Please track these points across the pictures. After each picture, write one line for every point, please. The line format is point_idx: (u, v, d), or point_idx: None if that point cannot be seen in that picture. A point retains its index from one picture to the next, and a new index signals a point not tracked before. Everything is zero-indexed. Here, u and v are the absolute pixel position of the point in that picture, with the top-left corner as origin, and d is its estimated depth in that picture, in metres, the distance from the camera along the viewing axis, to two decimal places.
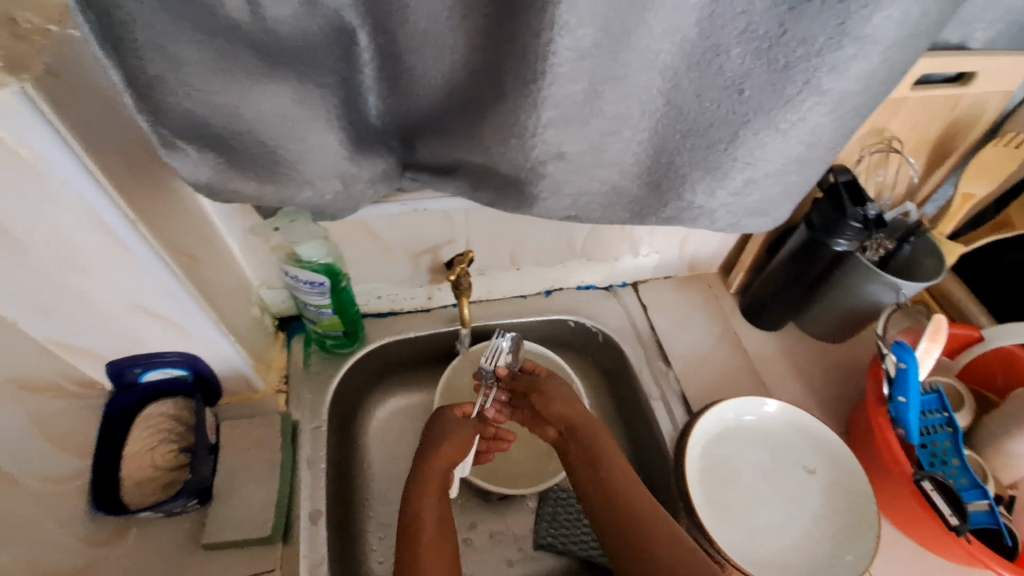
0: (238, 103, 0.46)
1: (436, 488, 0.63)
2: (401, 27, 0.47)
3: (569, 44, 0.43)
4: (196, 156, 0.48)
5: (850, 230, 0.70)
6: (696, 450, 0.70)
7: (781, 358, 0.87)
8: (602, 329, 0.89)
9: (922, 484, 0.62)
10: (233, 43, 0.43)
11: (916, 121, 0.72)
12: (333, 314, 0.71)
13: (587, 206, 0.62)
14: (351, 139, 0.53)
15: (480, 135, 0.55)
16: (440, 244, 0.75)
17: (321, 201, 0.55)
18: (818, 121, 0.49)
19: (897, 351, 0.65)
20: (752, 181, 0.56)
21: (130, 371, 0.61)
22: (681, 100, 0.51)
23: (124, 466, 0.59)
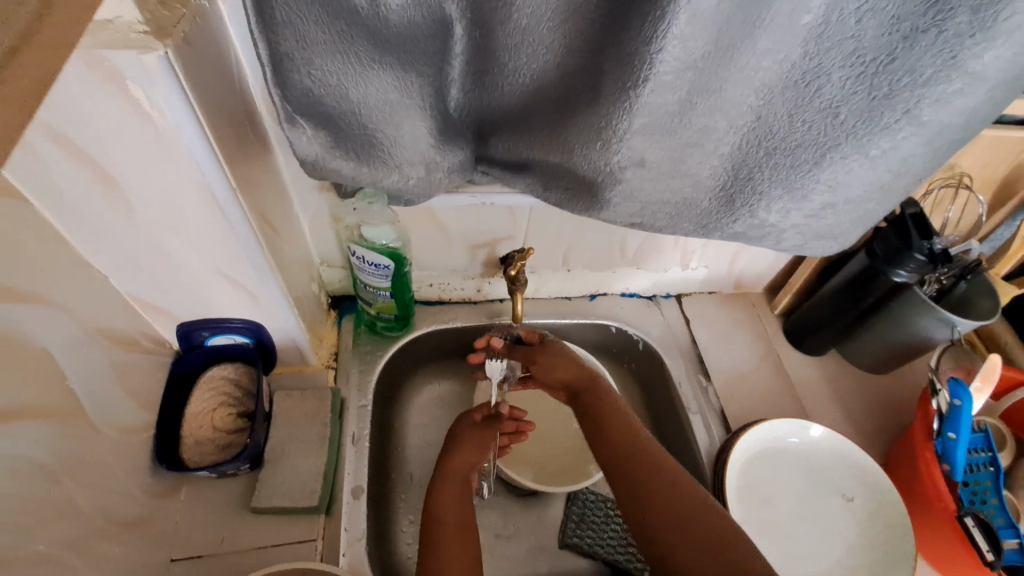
0: (346, 84, 0.47)
1: (455, 481, 0.66)
2: (502, 23, 0.48)
3: (675, 54, 0.44)
4: (307, 131, 0.51)
5: (912, 262, 0.70)
6: (735, 466, 0.71)
7: (822, 384, 0.87)
8: (644, 338, 0.90)
9: (964, 519, 0.61)
10: (352, 26, 0.44)
11: (987, 159, 0.72)
12: (390, 297, 0.73)
13: (655, 214, 0.63)
14: (439, 129, 0.55)
15: (563, 135, 0.56)
16: (499, 239, 0.76)
17: (404, 185, 0.56)
18: (910, 150, 0.50)
19: (952, 388, 0.64)
20: (829, 205, 0.56)
21: (199, 333, 0.62)
22: (771, 120, 0.51)
23: (186, 424, 0.61)
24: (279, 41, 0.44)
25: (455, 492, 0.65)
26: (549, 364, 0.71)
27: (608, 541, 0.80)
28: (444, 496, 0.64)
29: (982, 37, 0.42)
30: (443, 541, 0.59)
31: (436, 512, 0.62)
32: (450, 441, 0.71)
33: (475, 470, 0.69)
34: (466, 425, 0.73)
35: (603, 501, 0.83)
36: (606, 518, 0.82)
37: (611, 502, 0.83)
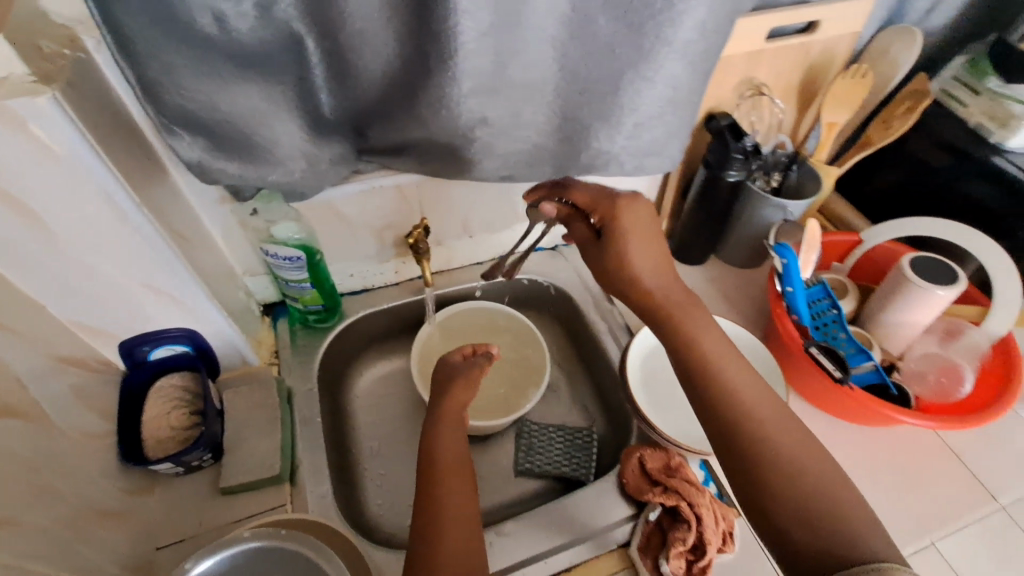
0: (217, 99, 0.57)
1: (451, 414, 0.70)
2: (342, 29, 0.59)
3: (470, 24, 0.56)
4: (189, 139, 0.59)
5: (736, 161, 0.84)
6: (636, 362, 0.84)
7: (706, 286, 1.01)
8: (552, 283, 1.02)
9: (810, 350, 0.77)
10: (210, 52, 0.54)
11: (779, 69, 0.87)
12: (312, 288, 0.82)
13: (516, 164, 0.75)
14: (310, 126, 0.66)
15: (416, 111, 0.67)
16: (400, 219, 0.86)
17: (291, 179, 0.67)
18: (676, 68, 0.64)
19: (780, 251, 0.77)
20: (639, 124, 0.70)
21: (140, 349, 0.69)
22: (571, 64, 0.64)
23: (144, 429, 0.69)
24: (151, 73, 0.53)
25: (453, 441, 0.67)
26: (625, 228, 0.68)
27: (556, 460, 0.89)
28: (441, 443, 0.66)
29: None
30: (438, 473, 0.62)
31: (428, 459, 0.65)
32: (442, 389, 0.74)
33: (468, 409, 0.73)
34: (464, 372, 0.75)
35: (545, 429, 0.93)
36: (550, 444, 0.92)
37: (552, 428, 0.94)
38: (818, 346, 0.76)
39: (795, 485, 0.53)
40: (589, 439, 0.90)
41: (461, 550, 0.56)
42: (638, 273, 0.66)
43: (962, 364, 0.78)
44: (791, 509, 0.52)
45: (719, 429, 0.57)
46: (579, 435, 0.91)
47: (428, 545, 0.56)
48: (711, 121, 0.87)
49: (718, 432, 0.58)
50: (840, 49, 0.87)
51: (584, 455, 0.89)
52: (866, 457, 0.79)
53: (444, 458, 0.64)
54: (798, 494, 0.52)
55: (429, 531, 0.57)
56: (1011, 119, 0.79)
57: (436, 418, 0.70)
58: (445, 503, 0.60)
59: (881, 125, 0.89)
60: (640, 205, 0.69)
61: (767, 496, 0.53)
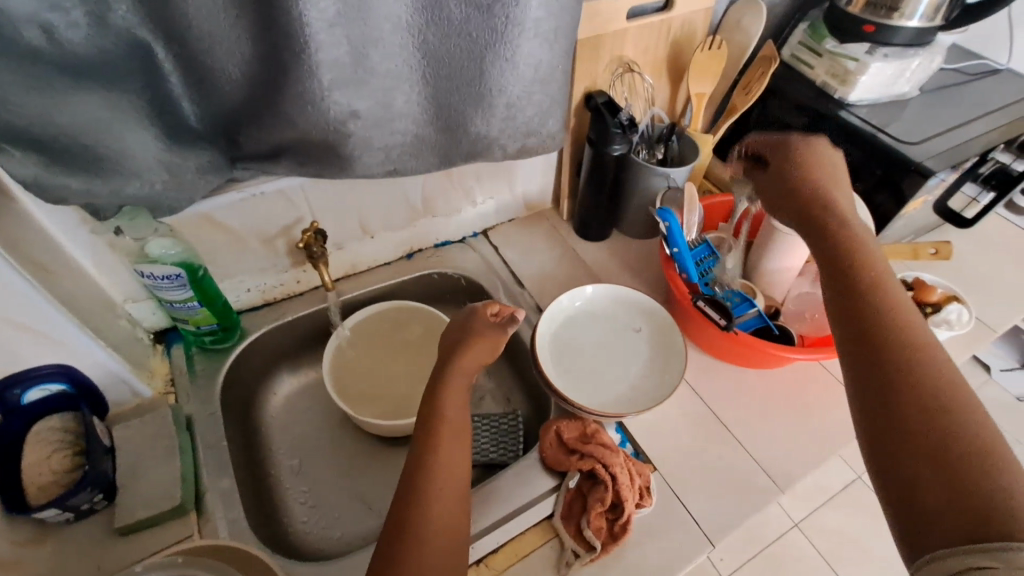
0: (51, 112, 0.53)
1: (460, 381, 0.64)
2: (188, 30, 0.57)
3: (316, 15, 0.56)
4: (20, 156, 0.54)
5: (616, 136, 0.88)
6: (546, 338, 0.85)
7: (611, 260, 1.05)
8: (463, 274, 1.03)
9: (698, 303, 0.82)
10: (36, 63, 0.51)
11: (645, 46, 0.92)
12: (201, 307, 0.78)
13: (399, 156, 0.75)
14: (166, 135, 0.63)
15: (281, 110, 0.65)
16: (291, 225, 0.84)
17: (151, 191, 0.63)
18: (533, 46, 0.66)
19: (662, 215, 0.81)
20: (510, 105, 0.72)
21: (8, 393, 0.62)
22: (433, 51, 0.65)
23: (22, 478, 0.63)
24: None
25: (458, 405, 0.62)
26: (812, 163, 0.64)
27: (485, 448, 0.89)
28: (450, 398, 0.62)
29: None
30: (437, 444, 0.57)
31: (438, 412, 0.60)
32: (455, 346, 0.67)
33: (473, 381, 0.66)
34: (475, 331, 0.68)
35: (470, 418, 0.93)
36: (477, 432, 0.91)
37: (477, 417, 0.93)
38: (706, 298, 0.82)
39: (921, 393, 0.43)
40: (515, 423, 0.91)
41: (444, 504, 0.53)
42: (796, 209, 0.61)
43: None
44: (919, 466, 0.40)
45: (859, 355, 0.47)
46: (504, 419, 0.92)
47: (415, 507, 0.52)
48: (590, 100, 0.90)
49: (852, 353, 0.48)
50: (698, 23, 0.93)
51: (511, 437, 0.90)
52: (768, 395, 0.84)
53: (451, 417, 0.60)
54: (919, 441, 0.41)
55: (412, 499, 0.53)
56: (848, 75, 0.89)
57: (443, 380, 0.64)
58: (444, 464, 0.56)
59: (743, 93, 0.95)
60: (825, 150, 0.67)
61: (899, 434, 0.42)
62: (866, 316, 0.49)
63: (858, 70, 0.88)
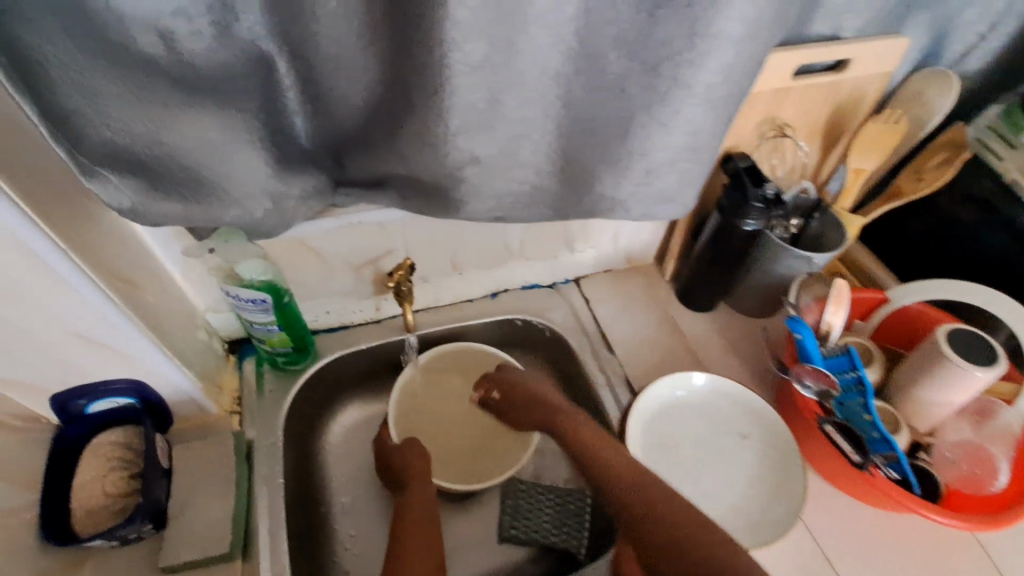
0: (159, 131, 0.48)
1: (418, 491, 0.72)
2: (314, 53, 0.51)
3: (460, 58, 0.48)
4: (118, 182, 0.51)
5: (754, 210, 0.75)
6: (638, 426, 0.75)
7: (716, 335, 0.93)
8: (548, 325, 0.93)
9: (825, 427, 0.69)
10: (151, 76, 0.46)
11: (805, 108, 0.79)
12: (280, 331, 0.74)
13: (509, 205, 0.66)
14: (278, 158, 0.58)
15: (396, 146, 0.59)
16: (380, 255, 0.78)
17: (250, 219, 0.58)
18: (696, 113, 0.55)
19: (791, 325, 0.71)
20: (651, 171, 0.61)
21: (75, 403, 0.61)
22: (576, 103, 0.56)
23: (74, 496, 0.61)
24: (66, 100, 0.44)
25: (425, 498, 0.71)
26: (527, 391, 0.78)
27: (545, 527, 0.81)
28: (414, 505, 0.70)
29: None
30: (410, 537, 0.65)
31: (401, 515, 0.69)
32: (403, 454, 0.76)
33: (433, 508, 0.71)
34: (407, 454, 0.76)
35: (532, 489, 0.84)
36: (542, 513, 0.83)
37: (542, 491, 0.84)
38: (817, 393, 0.70)
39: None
40: (582, 505, 0.82)
41: (423, 574, 0.61)
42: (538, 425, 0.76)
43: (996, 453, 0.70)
44: None
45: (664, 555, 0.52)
46: (570, 497, 0.83)
47: None
48: (728, 163, 0.79)
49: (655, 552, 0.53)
50: (871, 90, 0.79)
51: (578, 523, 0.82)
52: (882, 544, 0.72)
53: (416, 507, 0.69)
54: None
55: None
56: None
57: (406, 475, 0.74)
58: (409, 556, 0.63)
59: (912, 177, 0.82)
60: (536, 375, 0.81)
61: None
62: (645, 538, 0.55)
63: None
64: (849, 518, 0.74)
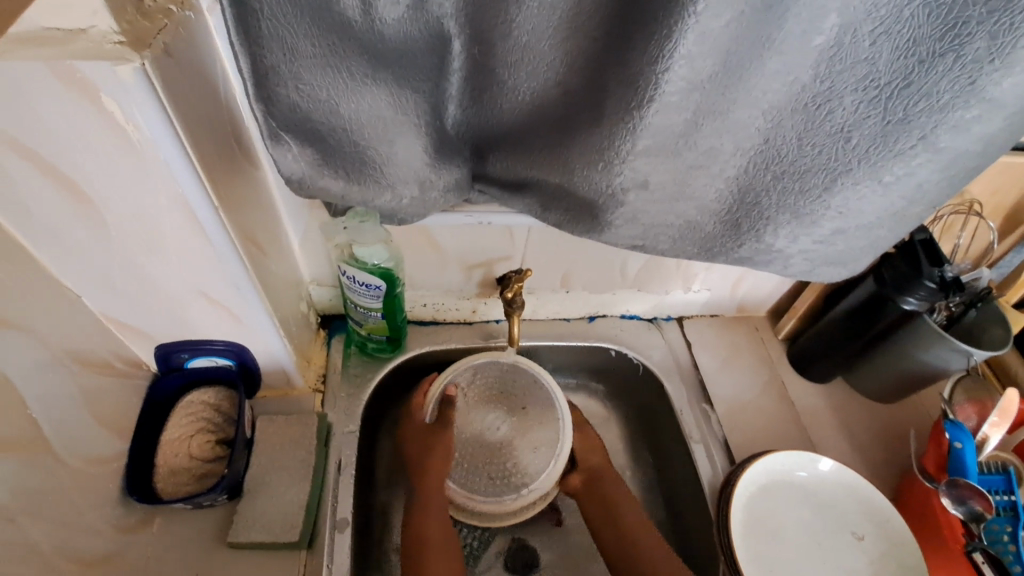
0: (338, 101, 0.45)
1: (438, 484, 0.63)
2: (504, 41, 0.46)
3: (682, 73, 0.42)
4: (294, 149, 0.48)
5: (923, 289, 0.67)
6: (741, 500, 0.68)
7: (828, 412, 0.84)
8: (644, 362, 0.86)
9: (973, 555, 0.58)
10: (345, 41, 0.42)
11: (997, 186, 0.70)
12: (381, 318, 0.70)
13: (657, 237, 0.60)
14: (434, 145, 0.53)
15: (563, 155, 0.53)
16: (495, 259, 0.74)
17: (396, 205, 0.54)
18: (924, 177, 0.47)
19: (951, 430, 0.64)
20: (839, 231, 0.54)
21: (177, 355, 0.60)
22: (781, 141, 0.49)
23: (161, 452, 0.58)
24: (266, 56, 0.42)
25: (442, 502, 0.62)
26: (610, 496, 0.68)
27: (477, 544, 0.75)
28: (432, 522, 0.61)
29: (1005, 57, 0.40)
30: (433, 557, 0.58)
31: (421, 524, 0.61)
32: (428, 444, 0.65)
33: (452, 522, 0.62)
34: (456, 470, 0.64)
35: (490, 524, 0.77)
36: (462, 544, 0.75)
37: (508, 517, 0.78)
38: (966, 513, 0.61)
39: None
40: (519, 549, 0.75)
41: None
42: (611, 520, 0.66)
43: None
44: None
45: None
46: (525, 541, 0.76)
47: None
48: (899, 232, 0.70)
49: None
50: None
51: None
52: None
53: (435, 516, 0.61)
54: None
55: None
56: None
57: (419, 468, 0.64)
58: None
59: None
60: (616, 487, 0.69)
61: None
62: None
63: None
64: None
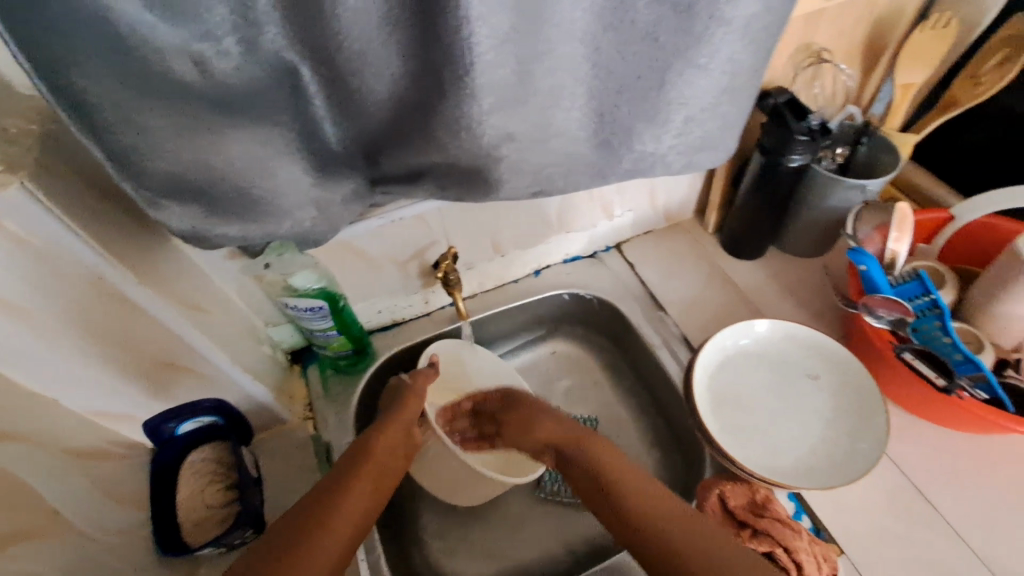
0: (207, 154, 0.50)
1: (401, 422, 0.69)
2: (338, 53, 0.50)
3: (487, 33, 0.47)
4: (180, 211, 0.53)
5: (800, 143, 0.72)
6: (704, 382, 0.74)
7: (769, 282, 0.91)
8: (595, 294, 0.92)
9: (903, 356, 0.67)
10: (191, 102, 0.47)
11: (840, 30, 0.74)
12: (339, 335, 0.76)
13: (549, 178, 0.65)
14: (316, 165, 0.58)
15: (431, 134, 0.58)
16: (423, 248, 0.79)
17: (300, 229, 0.60)
18: (731, 49, 0.54)
19: (854, 257, 0.68)
20: (690, 119, 0.60)
21: (166, 426, 0.64)
22: (606, 60, 0.54)
23: (180, 513, 0.64)
24: (123, 138, 0.46)
25: (397, 432, 0.67)
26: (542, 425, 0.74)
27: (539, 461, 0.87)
28: (379, 444, 0.64)
29: None
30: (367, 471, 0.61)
31: (365, 445, 0.64)
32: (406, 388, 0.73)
33: (400, 453, 0.66)
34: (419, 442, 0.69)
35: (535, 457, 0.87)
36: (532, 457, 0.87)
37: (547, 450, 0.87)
38: (890, 322, 0.68)
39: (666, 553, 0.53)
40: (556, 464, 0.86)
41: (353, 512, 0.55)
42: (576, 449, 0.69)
43: None
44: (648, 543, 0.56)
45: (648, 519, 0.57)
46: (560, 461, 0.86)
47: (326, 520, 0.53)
48: (766, 100, 0.75)
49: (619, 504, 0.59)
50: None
51: None
52: (967, 462, 0.71)
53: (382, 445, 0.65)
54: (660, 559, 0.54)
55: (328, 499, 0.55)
56: None
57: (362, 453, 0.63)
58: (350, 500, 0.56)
59: (967, 82, 0.76)
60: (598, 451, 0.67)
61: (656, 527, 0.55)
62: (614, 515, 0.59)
63: None
64: (935, 446, 0.72)
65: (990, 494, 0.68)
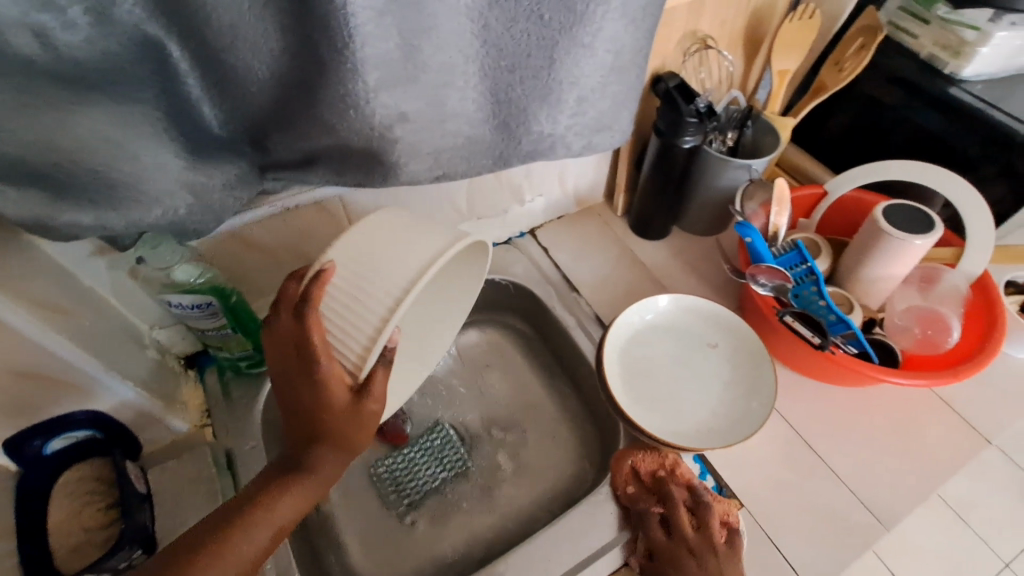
0: (50, 134, 0.45)
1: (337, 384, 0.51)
2: (206, 25, 0.46)
3: (365, 4, 0.45)
4: (17, 197, 0.47)
5: (690, 126, 0.76)
6: (614, 356, 0.76)
7: (673, 260, 0.95)
8: (510, 279, 0.93)
9: (786, 319, 0.73)
10: (29, 76, 0.42)
11: (722, 18, 0.79)
12: (236, 334, 0.71)
13: (449, 160, 0.64)
14: (188, 148, 0.54)
15: (317, 114, 0.55)
16: (326, 238, 0.75)
17: (175, 217, 0.55)
18: (615, 29, 0.56)
19: (740, 231, 0.73)
20: (582, 99, 0.62)
21: (31, 445, 0.55)
22: (495, 39, 0.54)
23: (53, 538, 0.57)
24: None
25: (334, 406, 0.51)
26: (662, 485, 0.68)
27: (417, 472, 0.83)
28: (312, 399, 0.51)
29: None
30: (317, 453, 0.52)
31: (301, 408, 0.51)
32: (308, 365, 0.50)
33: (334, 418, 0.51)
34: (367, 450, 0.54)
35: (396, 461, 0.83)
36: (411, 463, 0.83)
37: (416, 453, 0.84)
38: (774, 289, 0.74)
39: None
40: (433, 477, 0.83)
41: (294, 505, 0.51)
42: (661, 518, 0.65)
43: (945, 312, 0.75)
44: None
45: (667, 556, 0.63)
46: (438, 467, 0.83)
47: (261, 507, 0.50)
48: (658, 85, 0.79)
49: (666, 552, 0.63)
50: None
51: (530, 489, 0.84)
52: (846, 412, 0.78)
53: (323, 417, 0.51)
54: None
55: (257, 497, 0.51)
56: (964, 47, 0.77)
57: (309, 470, 0.52)
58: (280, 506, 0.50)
59: (834, 69, 0.83)
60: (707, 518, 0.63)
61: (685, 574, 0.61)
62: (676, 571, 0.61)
63: (979, 41, 0.76)
64: (819, 400, 0.79)
65: (864, 439, 0.76)
